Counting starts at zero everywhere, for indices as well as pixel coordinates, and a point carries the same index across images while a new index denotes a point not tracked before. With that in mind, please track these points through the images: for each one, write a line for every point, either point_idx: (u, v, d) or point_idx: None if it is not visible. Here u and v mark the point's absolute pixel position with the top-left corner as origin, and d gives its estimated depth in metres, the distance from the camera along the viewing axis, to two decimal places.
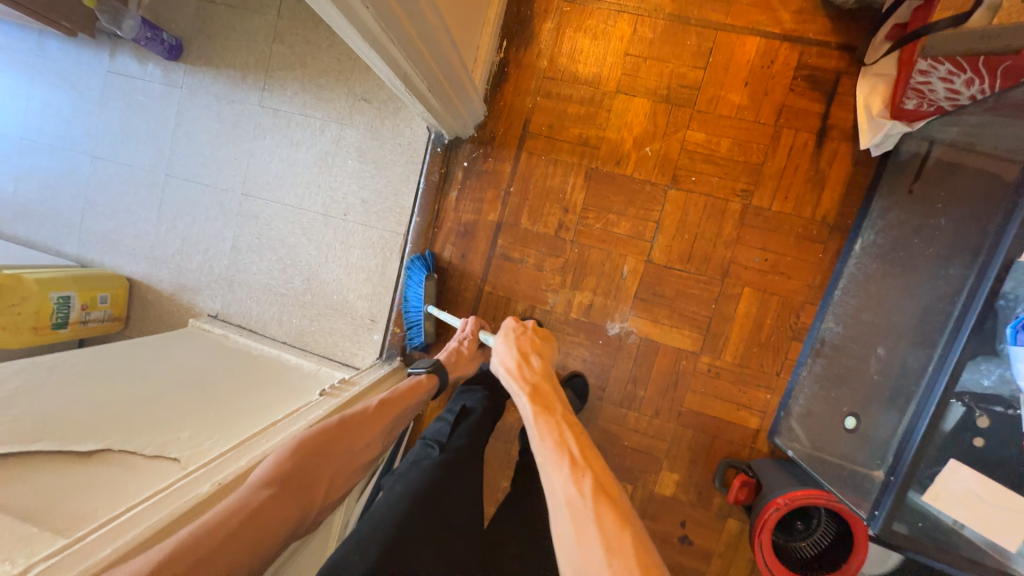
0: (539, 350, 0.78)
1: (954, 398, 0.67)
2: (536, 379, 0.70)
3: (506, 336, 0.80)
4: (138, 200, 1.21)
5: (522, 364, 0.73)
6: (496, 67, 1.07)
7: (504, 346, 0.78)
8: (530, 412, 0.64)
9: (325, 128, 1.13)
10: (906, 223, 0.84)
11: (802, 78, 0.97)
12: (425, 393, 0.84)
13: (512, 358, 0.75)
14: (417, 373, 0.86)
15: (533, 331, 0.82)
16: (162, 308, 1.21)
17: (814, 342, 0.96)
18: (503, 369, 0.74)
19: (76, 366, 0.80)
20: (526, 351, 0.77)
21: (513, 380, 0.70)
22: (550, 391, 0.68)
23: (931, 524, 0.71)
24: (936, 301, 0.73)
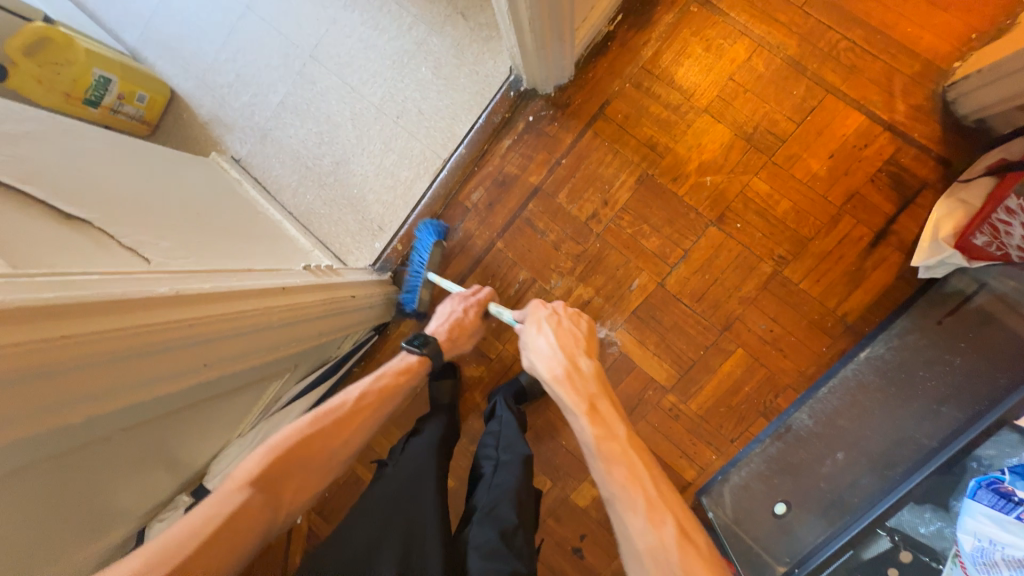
0: (585, 348, 0.79)
1: (885, 532, 0.68)
2: (591, 392, 0.72)
3: (549, 337, 0.80)
4: (210, 21, 1.18)
5: (572, 371, 0.75)
6: (601, 38, 1.03)
7: (547, 348, 0.79)
8: (594, 441, 0.66)
9: (413, 26, 1.09)
10: (920, 350, 0.82)
11: (887, 174, 0.93)
12: (416, 378, 0.84)
13: (560, 365, 0.76)
14: (409, 354, 0.86)
15: (573, 323, 0.83)
16: (191, 132, 1.20)
17: (779, 425, 0.94)
18: (553, 378, 0.75)
19: (89, 140, 0.79)
20: (571, 352, 0.78)
21: (568, 393, 0.72)
22: (608, 410, 0.70)
23: None
24: (914, 431, 0.73)
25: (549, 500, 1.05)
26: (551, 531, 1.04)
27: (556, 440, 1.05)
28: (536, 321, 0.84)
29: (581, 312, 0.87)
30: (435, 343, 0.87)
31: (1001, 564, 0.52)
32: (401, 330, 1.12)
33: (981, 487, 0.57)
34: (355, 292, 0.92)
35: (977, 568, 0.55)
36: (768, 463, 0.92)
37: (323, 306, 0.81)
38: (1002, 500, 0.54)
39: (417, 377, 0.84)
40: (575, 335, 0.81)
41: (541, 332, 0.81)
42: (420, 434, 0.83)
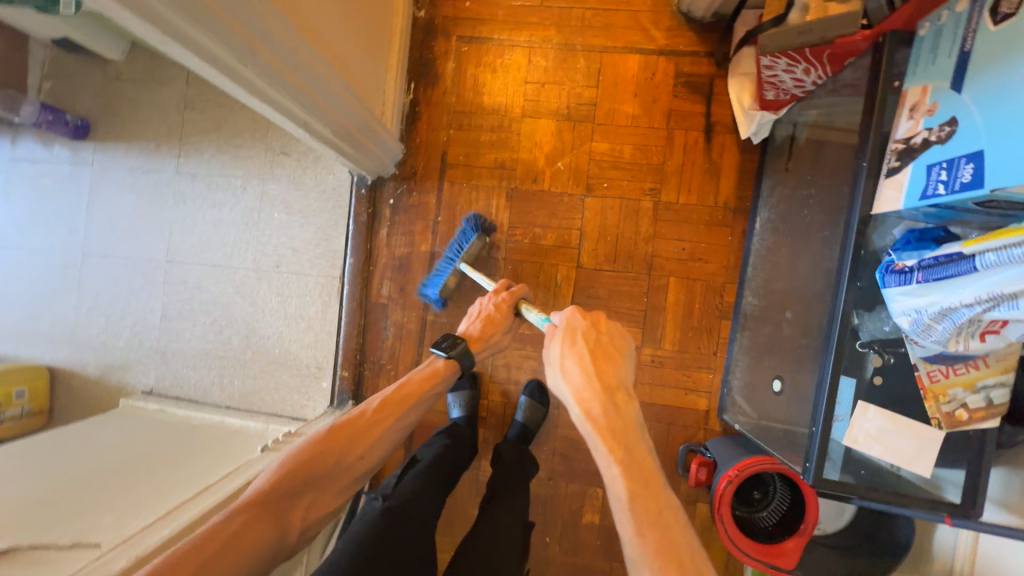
0: (621, 375, 0.63)
1: (864, 347, 0.71)
2: (625, 432, 0.58)
3: (583, 359, 0.64)
4: (53, 284, 1.15)
5: (607, 405, 0.60)
6: (407, 108, 1.12)
7: (582, 372, 0.63)
8: (621, 494, 0.55)
9: (246, 186, 1.13)
10: (790, 198, 0.92)
11: (681, 85, 1.07)
12: (444, 381, 0.82)
13: (597, 398, 0.60)
14: (435, 358, 0.84)
15: (609, 338, 0.67)
16: (90, 393, 1.14)
17: (740, 318, 1.02)
18: (582, 409, 0.60)
19: None
20: (608, 381, 0.62)
21: (598, 430, 0.58)
22: (636, 450, 0.58)
23: (872, 470, 0.73)
24: (824, 260, 0.78)
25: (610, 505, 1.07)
26: None
27: (582, 449, 1.07)
28: (569, 339, 0.66)
29: (606, 316, 0.70)
30: (464, 345, 0.83)
31: (933, 324, 0.60)
32: None
33: (886, 274, 0.66)
34: None
35: (922, 336, 0.63)
36: (749, 353, 0.98)
37: None
38: (902, 275, 0.63)
39: (448, 376, 0.82)
40: (608, 351, 0.66)
41: (574, 351, 0.65)
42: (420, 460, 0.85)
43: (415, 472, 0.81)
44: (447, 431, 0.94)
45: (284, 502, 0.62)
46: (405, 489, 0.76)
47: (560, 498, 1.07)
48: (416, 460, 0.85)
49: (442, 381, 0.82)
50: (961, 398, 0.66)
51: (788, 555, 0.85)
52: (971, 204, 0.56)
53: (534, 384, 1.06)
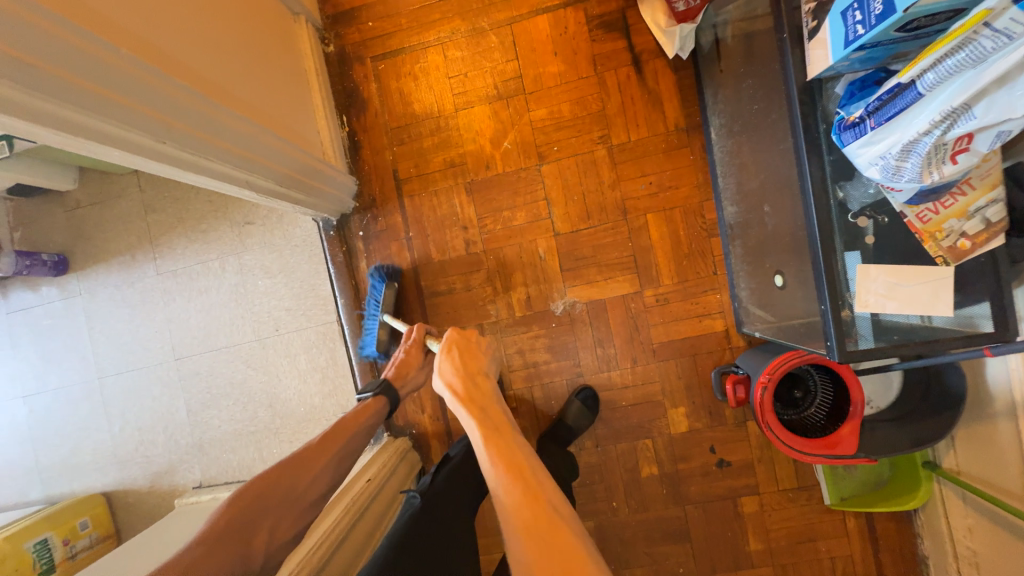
0: (475, 362, 0.81)
1: (858, 217, 0.70)
2: (497, 424, 0.69)
3: (453, 358, 0.80)
4: (82, 415, 1.19)
5: (467, 381, 0.76)
6: (347, 141, 1.13)
7: (452, 366, 0.78)
8: (478, 438, 0.66)
9: (224, 265, 1.16)
10: (732, 98, 0.91)
11: (596, 28, 1.07)
12: (372, 418, 0.88)
13: (459, 382, 0.75)
14: (365, 398, 0.91)
15: (467, 340, 0.86)
16: (147, 505, 1.17)
17: (727, 230, 1.01)
18: (452, 391, 0.74)
19: None
20: (469, 368, 0.79)
21: (460, 404, 0.71)
22: (492, 410, 0.72)
23: (904, 331, 0.71)
24: (779, 143, 0.77)
25: (663, 452, 1.06)
26: (688, 471, 1.05)
27: (618, 407, 1.07)
28: (448, 348, 0.82)
29: (476, 332, 0.89)
30: (387, 382, 0.92)
31: (902, 163, 0.58)
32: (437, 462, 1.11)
33: (841, 133, 0.64)
34: (370, 475, 0.95)
35: (896, 180, 0.61)
36: (745, 260, 0.96)
37: (347, 518, 0.86)
38: (856, 128, 0.62)
39: (376, 414, 0.89)
40: (474, 353, 0.84)
41: (449, 355, 0.81)
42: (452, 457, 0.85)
43: (450, 467, 0.82)
44: None
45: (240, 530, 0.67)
46: (438, 484, 0.78)
47: (613, 460, 1.07)
48: (450, 457, 0.86)
49: (372, 419, 0.88)
50: (959, 229, 0.65)
51: (846, 441, 0.84)
52: (894, 34, 0.55)
53: (586, 391, 1.06)
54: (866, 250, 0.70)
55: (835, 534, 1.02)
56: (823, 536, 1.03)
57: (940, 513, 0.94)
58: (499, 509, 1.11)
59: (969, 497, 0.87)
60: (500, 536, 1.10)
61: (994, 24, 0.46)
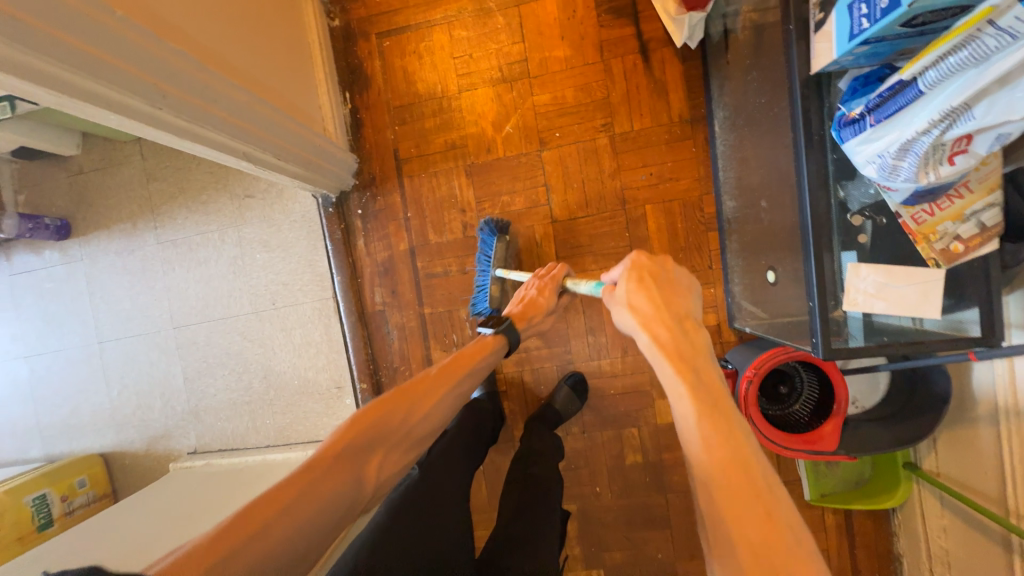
0: (675, 297, 0.57)
1: (853, 216, 0.71)
2: (718, 407, 0.47)
3: (644, 291, 0.57)
4: (82, 378, 1.22)
5: (673, 332, 0.53)
6: (349, 118, 1.13)
7: (650, 303, 0.56)
8: (688, 410, 0.47)
9: (224, 237, 1.17)
10: (737, 91, 0.90)
11: (605, 13, 1.05)
12: (490, 354, 0.82)
13: (660, 330, 0.53)
14: (484, 331, 0.85)
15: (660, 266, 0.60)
16: (143, 467, 1.21)
17: (724, 224, 1.01)
18: (651, 342, 0.53)
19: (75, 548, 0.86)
20: (673, 308, 0.55)
21: (661, 363, 0.51)
22: (709, 376, 0.49)
23: (892, 332, 0.71)
24: (779, 137, 0.76)
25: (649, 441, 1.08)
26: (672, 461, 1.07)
27: (606, 395, 1.08)
28: (633, 276, 0.59)
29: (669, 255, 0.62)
30: (510, 322, 0.85)
31: (899, 162, 0.58)
32: None
33: (841, 129, 0.64)
34: None
35: (892, 179, 0.61)
36: (741, 255, 0.96)
37: None
38: (856, 125, 0.61)
39: (495, 351, 0.83)
40: (663, 281, 0.59)
41: (641, 287, 0.58)
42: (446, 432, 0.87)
43: (443, 441, 0.84)
44: (467, 407, 0.96)
45: (359, 454, 0.62)
46: (434, 458, 0.79)
47: (599, 447, 1.09)
48: (443, 432, 0.87)
49: (488, 358, 0.82)
50: (954, 231, 0.64)
51: (828, 438, 0.85)
52: (899, 29, 0.54)
53: (576, 377, 1.07)
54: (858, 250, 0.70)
55: (812, 529, 1.04)
56: None
57: (916, 514, 0.95)
58: (484, 489, 1.13)
59: (946, 498, 0.88)
60: (483, 514, 1.13)
61: (998, 22, 0.45)
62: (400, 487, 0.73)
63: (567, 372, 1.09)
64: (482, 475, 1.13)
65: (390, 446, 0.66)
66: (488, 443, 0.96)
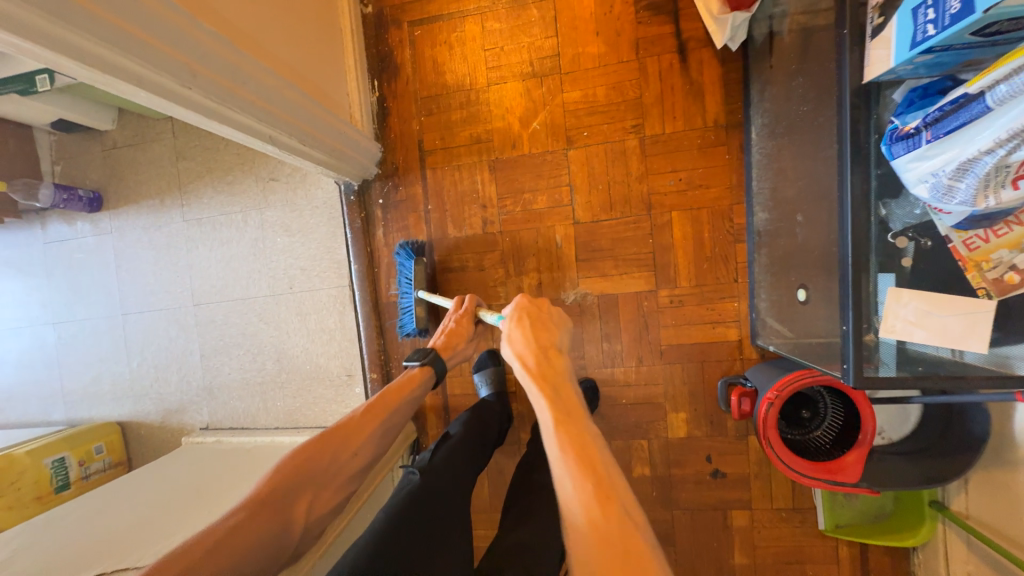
0: (546, 331, 0.71)
1: (898, 237, 0.66)
2: (569, 409, 0.57)
3: (523, 326, 0.70)
4: (105, 347, 1.25)
5: (540, 355, 0.65)
6: (375, 106, 1.12)
7: (523, 337, 0.69)
8: (547, 418, 0.56)
9: (247, 219, 1.18)
10: (778, 97, 0.85)
11: (643, 10, 1.01)
12: (422, 387, 0.82)
13: (530, 354, 0.65)
14: (409, 366, 0.84)
15: (538, 309, 0.75)
16: (157, 439, 1.24)
17: (754, 237, 0.96)
18: (522, 363, 0.64)
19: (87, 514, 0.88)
20: (541, 339, 0.68)
21: (528, 379, 0.61)
22: (566, 393, 0.60)
23: (932, 364, 0.66)
24: (822, 148, 0.72)
25: (657, 454, 1.05)
26: (681, 476, 1.04)
27: (617, 404, 1.05)
28: (517, 316, 0.73)
29: (548, 301, 0.79)
30: (435, 354, 0.85)
31: (955, 182, 0.54)
32: (432, 434, 1.13)
33: (891, 144, 0.60)
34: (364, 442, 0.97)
35: (946, 201, 0.57)
36: (769, 270, 0.92)
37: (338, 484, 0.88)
38: (909, 140, 0.57)
39: (424, 385, 0.82)
40: (544, 322, 0.73)
41: (520, 324, 0.71)
42: (451, 435, 0.86)
43: (449, 445, 0.83)
44: (473, 411, 0.95)
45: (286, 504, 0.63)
46: (438, 463, 0.78)
47: None
48: (448, 435, 0.86)
49: (419, 390, 0.82)
50: (1010, 260, 0.60)
51: (850, 469, 0.81)
52: (968, 38, 0.49)
53: (588, 381, 1.04)
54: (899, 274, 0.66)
55: (825, 560, 1.00)
56: (812, 559, 1.00)
57: (940, 555, 0.90)
58: (486, 489, 1.12)
59: (974, 542, 0.83)
60: (485, 513, 1.12)
61: None
62: (402, 489, 0.72)
63: (579, 376, 1.07)
64: (486, 474, 1.12)
65: (319, 487, 0.67)
66: (494, 447, 0.94)
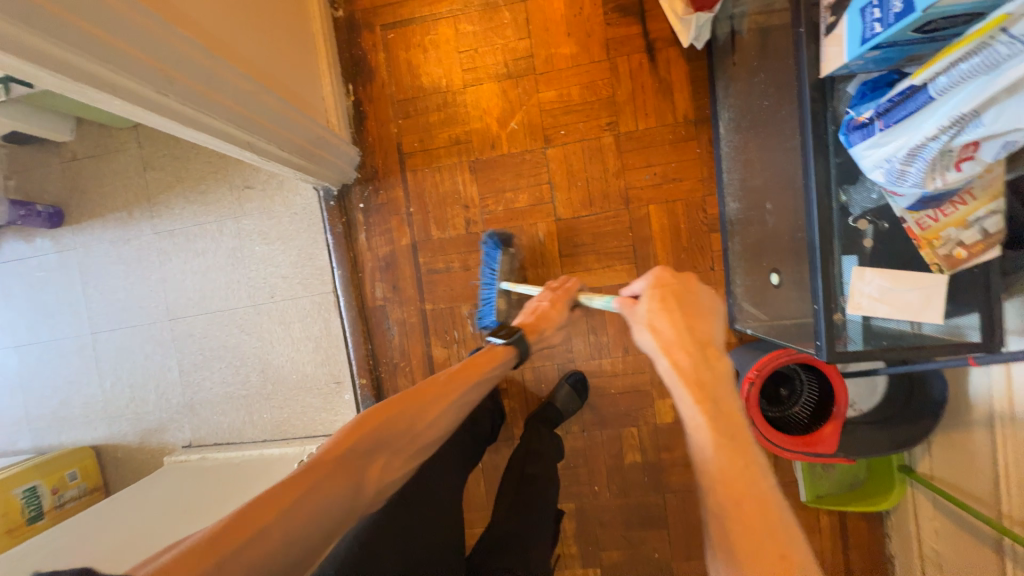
0: (695, 319, 0.62)
1: (858, 220, 0.70)
2: (736, 433, 0.52)
3: (670, 313, 0.62)
4: (74, 369, 1.20)
5: (693, 357, 0.59)
6: (351, 110, 1.12)
7: (673, 327, 0.61)
8: (707, 440, 0.52)
9: (222, 228, 1.15)
10: (742, 93, 0.90)
11: (612, 11, 1.05)
12: (502, 364, 0.80)
13: (683, 355, 0.59)
14: (496, 343, 0.83)
15: (685, 287, 0.65)
16: (135, 460, 1.19)
17: (727, 226, 1.01)
18: (672, 364, 0.59)
19: (64, 541, 0.85)
20: (694, 332, 0.61)
21: (681, 386, 0.56)
22: (726, 404, 0.55)
23: (894, 337, 0.72)
24: (785, 140, 0.76)
25: (647, 440, 1.08)
26: (671, 460, 1.07)
27: (606, 394, 1.08)
28: (658, 296, 0.64)
29: (694, 275, 0.67)
30: (522, 333, 0.82)
31: (906, 167, 0.58)
32: None
33: (849, 133, 0.64)
34: None
35: (899, 184, 0.61)
36: (743, 257, 0.97)
37: None
38: (865, 129, 0.62)
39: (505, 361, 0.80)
40: (691, 304, 0.64)
41: (664, 308, 0.63)
42: None
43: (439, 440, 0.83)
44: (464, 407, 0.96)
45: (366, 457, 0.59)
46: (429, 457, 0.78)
47: (598, 445, 1.09)
48: None
49: (498, 367, 0.79)
50: (956, 238, 0.65)
51: (827, 440, 0.85)
52: (911, 34, 0.54)
53: (576, 374, 1.07)
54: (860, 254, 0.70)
55: (807, 529, 1.05)
56: (795, 530, 1.06)
57: (910, 516, 0.97)
58: (482, 486, 1.13)
59: (938, 500, 0.90)
60: (481, 511, 1.13)
61: (1010, 31, 0.46)
62: None
63: (568, 370, 1.09)
64: (481, 472, 1.13)
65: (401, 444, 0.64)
66: (484, 442, 0.95)
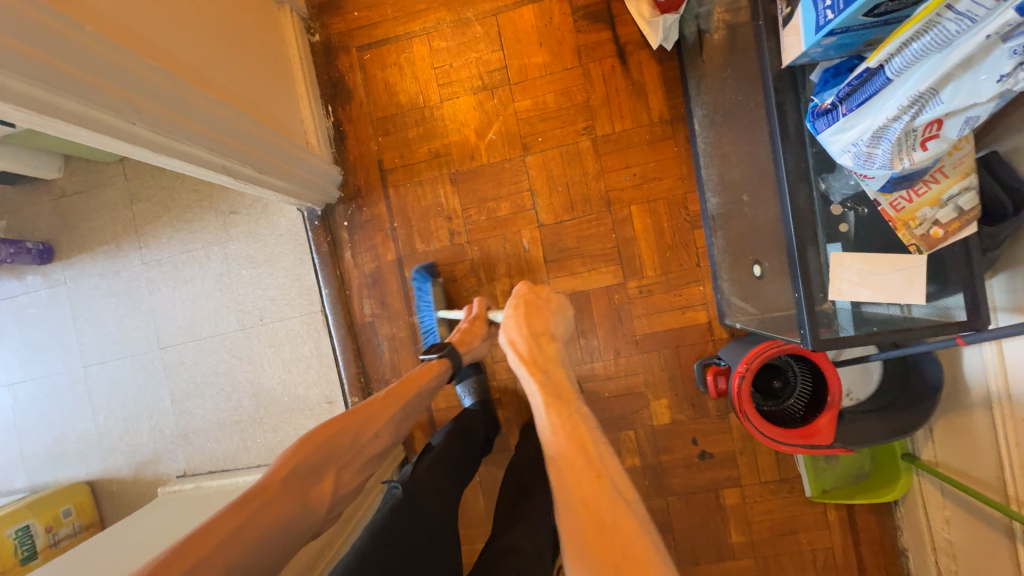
0: (541, 316, 0.73)
1: (835, 206, 0.70)
2: (562, 391, 0.59)
3: (518, 312, 0.73)
4: (68, 404, 1.19)
5: (534, 341, 0.68)
6: (332, 131, 1.13)
7: (518, 322, 0.71)
8: (540, 401, 0.58)
9: (210, 254, 1.16)
10: (713, 90, 0.91)
11: (581, 19, 1.06)
12: (439, 378, 0.83)
13: (523, 341, 0.67)
14: (429, 359, 0.85)
15: (537, 296, 0.77)
16: (131, 493, 1.18)
17: (709, 222, 1.01)
18: (515, 349, 0.67)
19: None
20: (539, 324, 0.71)
21: (520, 365, 0.64)
22: (557, 374, 0.63)
23: (883, 321, 0.71)
24: (756, 131, 0.77)
25: (645, 443, 1.06)
26: (671, 462, 1.05)
27: (601, 399, 1.07)
28: (515, 303, 0.75)
29: (548, 288, 0.80)
30: (453, 345, 0.85)
31: (873, 149, 0.58)
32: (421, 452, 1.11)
33: (815, 120, 0.64)
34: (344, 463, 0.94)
35: (868, 167, 0.61)
36: (726, 251, 0.96)
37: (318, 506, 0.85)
38: (829, 115, 0.62)
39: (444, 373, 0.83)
40: (542, 309, 0.75)
41: (517, 310, 0.73)
42: (434, 446, 0.85)
43: (432, 455, 0.82)
44: (457, 420, 0.94)
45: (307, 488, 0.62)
46: (421, 474, 0.77)
47: None
48: (430, 446, 0.85)
49: (435, 379, 0.82)
50: (932, 217, 0.65)
51: (823, 432, 0.84)
52: (863, 19, 0.54)
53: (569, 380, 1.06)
54: (838, 239, 0.70)
55: (816, 526, 1.03)
56: (804, 528, 1.03)
57: (919, 506, 0.94)
58: (481, 500, 1.11)
59: (945, 488, 0.88)
60: (481, 526, 1.10)
61: (955, 7, 0.46)
62: (385, 506, 0.71)
63: None
64: (479, 486, 1.11)
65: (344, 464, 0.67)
66: (480, 455, 0.94)
